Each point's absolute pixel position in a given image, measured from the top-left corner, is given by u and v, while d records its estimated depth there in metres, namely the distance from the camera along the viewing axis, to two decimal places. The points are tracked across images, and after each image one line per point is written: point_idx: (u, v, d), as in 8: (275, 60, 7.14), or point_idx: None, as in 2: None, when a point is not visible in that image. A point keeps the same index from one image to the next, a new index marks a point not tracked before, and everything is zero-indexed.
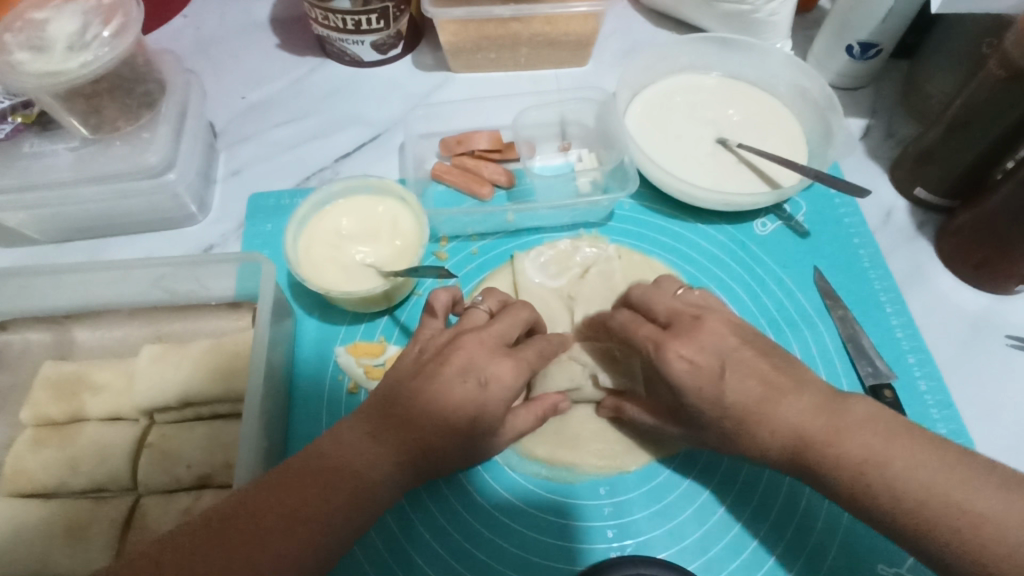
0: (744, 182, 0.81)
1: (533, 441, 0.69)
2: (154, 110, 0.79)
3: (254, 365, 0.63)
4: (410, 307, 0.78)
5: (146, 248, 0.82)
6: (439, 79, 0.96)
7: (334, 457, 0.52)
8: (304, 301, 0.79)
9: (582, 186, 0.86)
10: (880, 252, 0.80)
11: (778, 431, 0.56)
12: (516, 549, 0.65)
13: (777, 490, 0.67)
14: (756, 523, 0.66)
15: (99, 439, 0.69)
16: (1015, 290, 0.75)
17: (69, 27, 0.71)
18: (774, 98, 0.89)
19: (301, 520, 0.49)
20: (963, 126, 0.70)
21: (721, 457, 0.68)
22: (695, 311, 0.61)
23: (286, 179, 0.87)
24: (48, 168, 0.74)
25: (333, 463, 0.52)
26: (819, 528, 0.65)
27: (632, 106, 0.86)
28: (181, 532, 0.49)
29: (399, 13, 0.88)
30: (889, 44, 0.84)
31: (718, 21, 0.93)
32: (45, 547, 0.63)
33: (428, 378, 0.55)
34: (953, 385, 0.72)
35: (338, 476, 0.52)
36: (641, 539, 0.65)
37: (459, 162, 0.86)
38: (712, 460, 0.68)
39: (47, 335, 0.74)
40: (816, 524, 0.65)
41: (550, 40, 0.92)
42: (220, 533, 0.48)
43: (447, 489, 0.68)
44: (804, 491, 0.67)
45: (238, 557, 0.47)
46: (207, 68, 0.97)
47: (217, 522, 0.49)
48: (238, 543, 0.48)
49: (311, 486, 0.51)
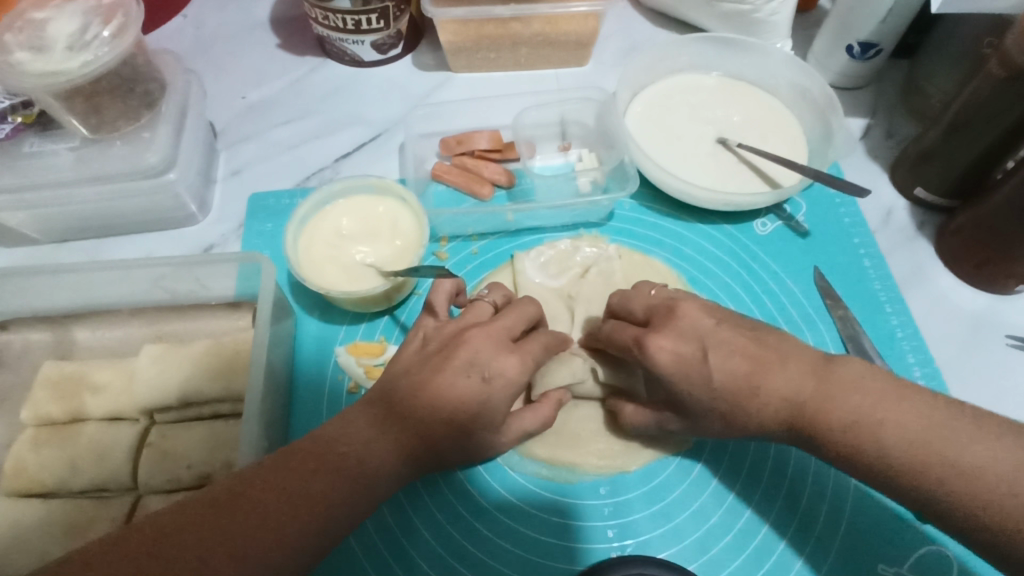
0: (743, 182, 0.81)
1: (533, 441, 0.69)
2: (154, 110, 0.78)
3: (254, 364, 0.63)
4: (410, 307, 0.78)
5: (146, 248, 0.82)
6: (439, 79, 0.96)
7: (336, 446, 0.52)
8: (304, 301, 0.79)
9: (582, 186, 0.86)
10: (881, 252, 0.80)
11: (775, 412, 0.56)
12: (516, 549, 0.65)
13: (778, 490, 0.67)
14: (756, 523, 0.66)
15: (99, 439, 0.69)
16: (1015, 290, 0.75)
17: (69, 27, 0.71)
18: (774, 98, 0.89)
19: (302, 504, 0.49)
20: (963, 126, 0.70)
21: (721, 458, 0.69)
22: (691, 309, 0.61)
23: (286, 179, 0.87)
24: (48, 167, 0.74)
25: (335, 452, 0.52)
26: (820, 527, 0.65)
27: (632, 106, 0.86)
28: (175, 510, 0.47)
29: (399, 13, 0.88)
30: (889, 44, 0.84)
31: (718, 21, 0.93)
32: (45, 546, 0.63)
33: (428, 378, 0.55)
34: (953, 386, 0.72)
35: (341, 468, 0.51)
36: (641, 539, 0.65)
37: (459, 162, 0.86)
38: (712, 461, 0.69)
39: (47, 335, 0.74)
40: (817, 524, 0.66)
41: (549, 40, 0.92)
42: (220, 511, 0.47)
43: (446, 489, 0.68)
44: (804, 490, 0.67)
45: (238, 536, 0.46)
46: (207, 67, 0.97)
47: (215, 500, 0.47)
48: (238, 521, 0.47)
49: (313, 470, 0.50)
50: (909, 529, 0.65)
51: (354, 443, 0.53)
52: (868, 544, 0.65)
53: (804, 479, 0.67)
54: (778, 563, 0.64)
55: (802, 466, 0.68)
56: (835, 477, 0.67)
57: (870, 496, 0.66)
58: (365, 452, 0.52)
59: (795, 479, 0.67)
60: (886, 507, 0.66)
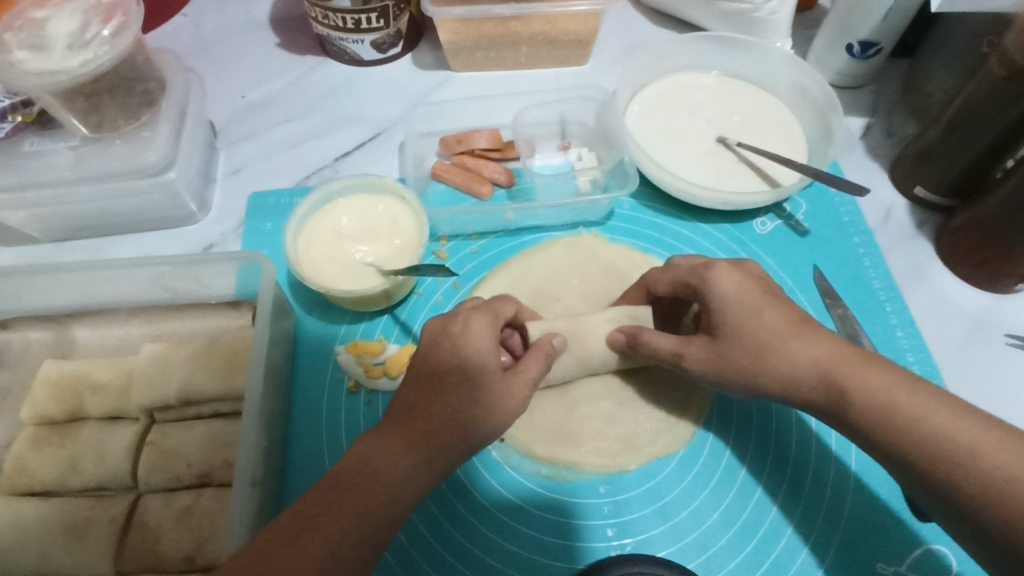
0: (744, 181, 0.81)
1: (533, 440, 0.69)
2: (154, 109, 0.78)
3: (254, 363, 0.63)
4: (411, 307, 0.78)
5: (146, 248, 0.82)
6: (439, 79, 0.96)
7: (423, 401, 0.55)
8: (303, 301, 0.79)
9: (582, 185, 0.86)
10: (880, 252, 0.80)
11: (773, 391, 0.59)
12: (516, 547, 0.65)
13: (785, 465, 0.69)
14: (763, 507, 0.67)
15: (99, 438, 0.69)
16: (1016, 289, 0.75)
17: (69, 26, 0.71)
18: (774, 97, 0.89)
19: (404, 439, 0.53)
20: (963, 126, 0.70)
21: (731, 422, 0.71)
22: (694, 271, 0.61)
23: (286, 178, 0.87)
24: (47, 166, 0.74)
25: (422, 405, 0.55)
26: (825, 512, 0.66)
27: (632, 106, 0.86)
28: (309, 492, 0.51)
29: (399, 12, 0.88)
30: (888, 43, 0.84)
31: (718, 21, 0.93)
32: (47, 545, 0.64)
33: (431, 352, 0.58)
34: (955, 377, 0.72)
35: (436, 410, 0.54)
36: (640, 538, 0.65)
37: (459, 161, 0.86)
38: (722, 429, 0.71)
39: (47, 334, 0.74)
40: (822, 507, 0.66)
41: (549, 39, 0.92)
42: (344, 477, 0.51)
43: (447, 489, 0.68)
44: (810, 468, 0.68)
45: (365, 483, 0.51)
46: (206, 66, 0.97)
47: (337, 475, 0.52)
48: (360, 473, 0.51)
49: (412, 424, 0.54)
50: (910, 527, 0.65)
51: (384, 475, 0.52)
52: (870, 543, 0.65)
53: (804, 477, 0.68)
54: (778, 561, 0.64)
55: (801, 463, 0.68)
56: (834, 476, 0.68)
57: (870, 496, 0.67)
58: (390, 473, 0.52)
59: (799, 460, 0.69)
60: (887, 503, 0.66)
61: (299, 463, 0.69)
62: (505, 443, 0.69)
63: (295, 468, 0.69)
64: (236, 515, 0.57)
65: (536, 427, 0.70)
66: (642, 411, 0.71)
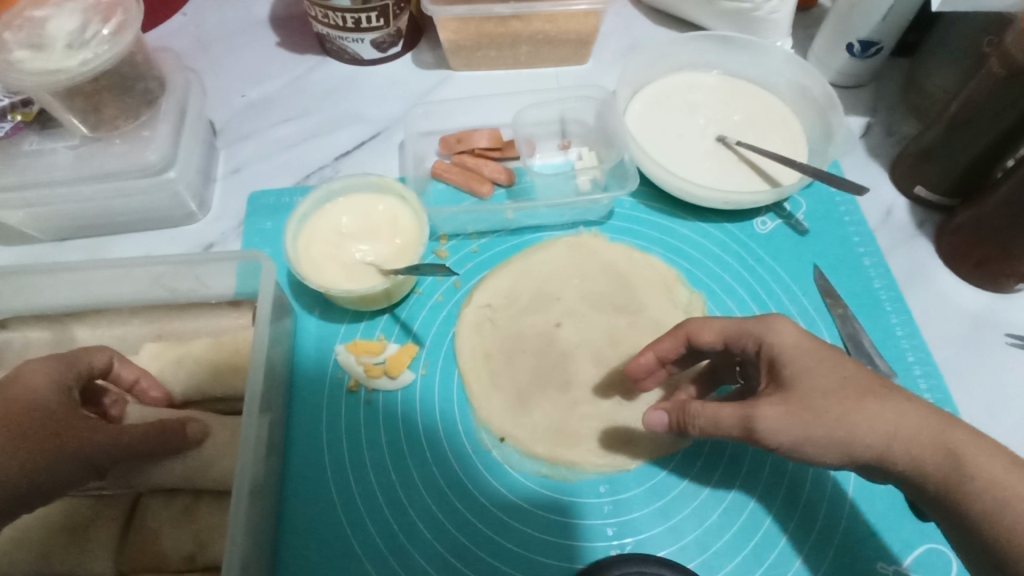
0: (744, 181, 0.81)
1: (533, 440, 0.69)
2: (154, 109, 0.78)
3: (254, 364, 0.63)
4: (411, 306, 0.78)
5: (146, 248, 0.82)
6: (439, 78, 0.96)
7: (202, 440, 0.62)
8: (304, 300, 0.79)
9: (582, 184, 0.86)
10: (881, 252, 0.80)
11: None
12: (517, 548, 0.65)
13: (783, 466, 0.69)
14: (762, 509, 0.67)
15: None
16: (1016, 289, 0.75)
17: (68, 26, 0.70)
18: (774, 97, 0.89)
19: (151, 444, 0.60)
20: (963, 125, 0.70)
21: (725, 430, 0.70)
22: None
23: (287, 178, 0.87)
24: (47, 166, 0.74)
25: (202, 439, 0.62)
26: (822, 520, 0.66)
27: (632, 105, 0.86)
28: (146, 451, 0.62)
29: (398, 11, 0.88)
30: (889, 42, 0.84)
31: (718, 20, 0.93)
32: (46, 543, 0.63)
33: None
34: (952, 394, 0.71)
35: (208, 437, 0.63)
36: (640, 538, 0.65)
37: (459, 161, 0.86)
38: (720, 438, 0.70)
39: (47, 334, 0.73)
40: (819, 515, 0.66)
41: (549, 38, 0.91)
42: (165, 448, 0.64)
43: (447, 488, 0.68)
44: (808, 473, 0.68)
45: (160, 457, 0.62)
46: (206, 66, 0.97)
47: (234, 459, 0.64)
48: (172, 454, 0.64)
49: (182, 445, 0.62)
50: (910, 527, 0.65)
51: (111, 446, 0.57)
52: (868, 544, 0.65)
53: (802, 482, 0.68)
54: (777, 562, 0.64)
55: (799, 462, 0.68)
56: (832, 481, 0.68)
57: (868, 501, 0.66)
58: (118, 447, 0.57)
59: (798, 466, 0.68)
60: (885, 506, 0.66)
61: (300, 462, 0.69)
62: (505, 443, 0.69)
63: (294, 470, 0.69)
64: (235, 517, 0.57)
65: (536, 427, 0.70)
66: (642, 409, 0.71)
